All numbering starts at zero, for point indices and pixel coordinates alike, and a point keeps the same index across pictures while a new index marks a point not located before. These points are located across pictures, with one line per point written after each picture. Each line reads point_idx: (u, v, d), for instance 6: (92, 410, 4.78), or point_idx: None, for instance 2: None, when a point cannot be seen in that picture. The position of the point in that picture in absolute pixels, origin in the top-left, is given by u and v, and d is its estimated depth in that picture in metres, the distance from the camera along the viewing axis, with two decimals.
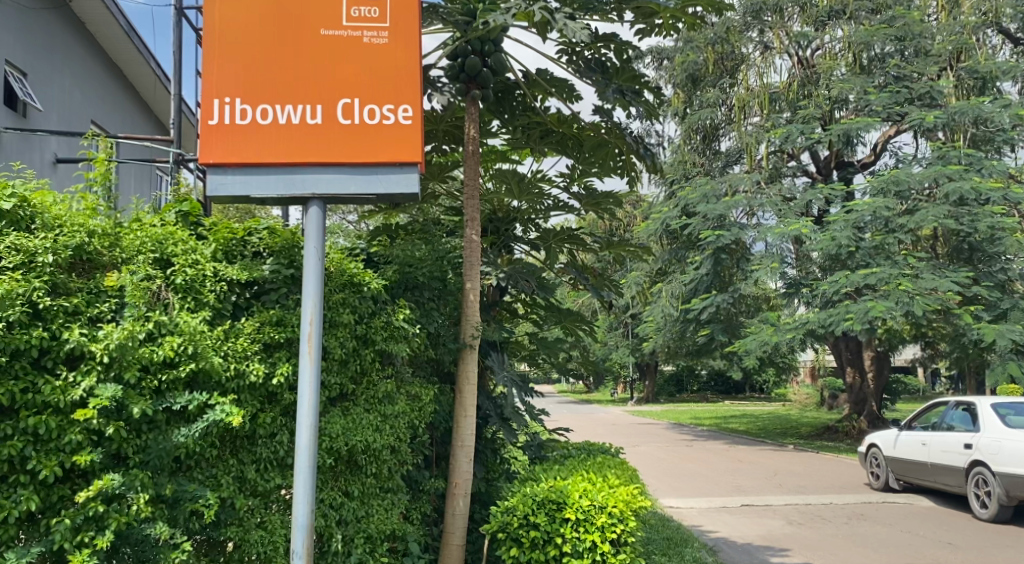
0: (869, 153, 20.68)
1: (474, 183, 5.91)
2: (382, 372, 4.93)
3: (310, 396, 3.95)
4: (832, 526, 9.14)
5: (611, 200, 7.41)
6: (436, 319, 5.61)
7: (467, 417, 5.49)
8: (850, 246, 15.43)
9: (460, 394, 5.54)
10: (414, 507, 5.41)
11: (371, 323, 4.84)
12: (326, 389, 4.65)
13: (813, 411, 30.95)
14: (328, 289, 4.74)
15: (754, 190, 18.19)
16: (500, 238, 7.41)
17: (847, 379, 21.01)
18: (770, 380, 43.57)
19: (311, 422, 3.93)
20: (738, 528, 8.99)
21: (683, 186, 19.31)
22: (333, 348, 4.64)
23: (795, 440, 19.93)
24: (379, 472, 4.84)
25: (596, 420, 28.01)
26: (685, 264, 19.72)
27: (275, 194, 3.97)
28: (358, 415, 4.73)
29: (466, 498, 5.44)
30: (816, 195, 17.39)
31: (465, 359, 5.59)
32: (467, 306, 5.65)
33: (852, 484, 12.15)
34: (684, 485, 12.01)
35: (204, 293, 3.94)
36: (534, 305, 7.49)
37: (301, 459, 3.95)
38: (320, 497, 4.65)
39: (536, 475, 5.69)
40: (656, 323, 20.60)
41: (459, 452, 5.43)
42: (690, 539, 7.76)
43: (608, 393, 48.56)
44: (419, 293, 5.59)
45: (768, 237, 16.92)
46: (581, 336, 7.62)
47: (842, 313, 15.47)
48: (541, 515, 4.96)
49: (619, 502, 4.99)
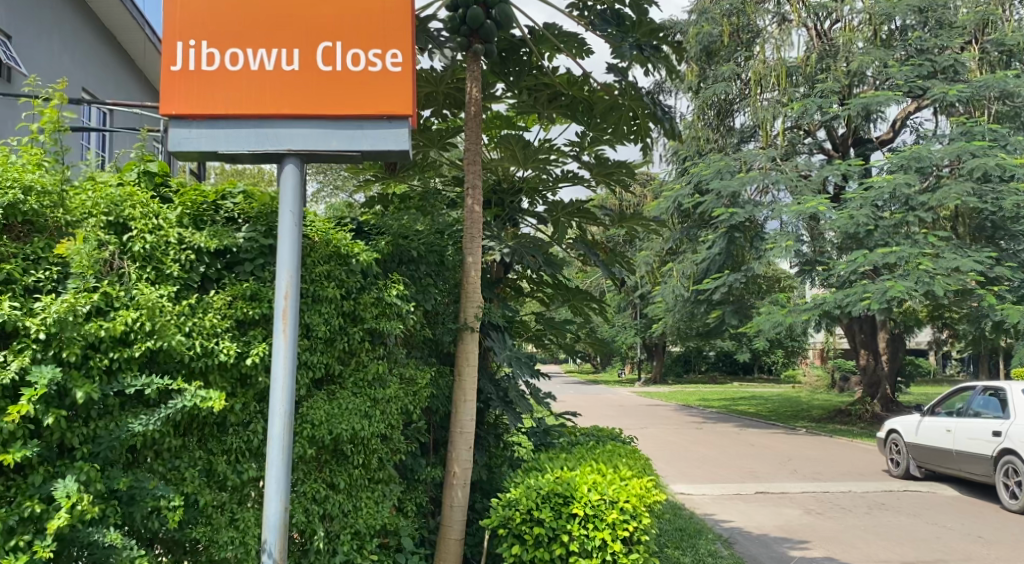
0: (887, 130, 20.08)
1: (475, 149, 5.42)
2: (373, 352, 4.48)
3: (286, 378, 3.52)
4: (852, 517, 8.69)
5: (624, 170, 6.89)
6: (432, 296, 5.15)
7: (467, 402, 5.05)
8: (869, 224, 14.92)
9: (460, 377, 5.11)
10: (408, 497, 5.00)
11: (360, 299, 4.38)
12: (309, 370, 4.20)
13: (823, 394, 30.54)
14: (312, 261, 4.24)
15: (770, 166, 17.62)
16: (504, 210, 6.93)
17: (861, 361, 20.53)
18: (779, 360, 43.13)
19: (283, 408, 3.49)
20: (754, 518, 8.56)
21: (696, 163, 18.73)
22: (316, 326, 4.18)
23: (807, 423, 19.51)
24: (369, 462, 4.42)
25: (604, 402, 27.68)
26: (697, 243, 19.20)
27: (247, 150, 3.51)
28: (344, 400, 4.27)
29: (465, 487, 5.03)
30: (833, 171, 16.81)
31: (464, 338, 5.13)
32: (467, 282, 5.19)
33: (870, 471, 11.72)
34: (696, 470, 11.60)
35: (166, 262, 3.51)
36: (540, 283, 7.00)
37: (273, 450, 3.50)
38: (301, 490, 4.22)
39: (542, 463, 5.26)
40: (667, 304, 20.12)
41: (458, 439, 5.02)
42: (704, 530, 7.36)
43: (616, 374, 48.22)
44: (415, 267, 5.13)
45: (783, 215, 16.38)
46: (590, 316, 7.18)
47: (859, 294, 14.91)
48: (546, 511, 4.52)
49: (633, 496, 4.56)
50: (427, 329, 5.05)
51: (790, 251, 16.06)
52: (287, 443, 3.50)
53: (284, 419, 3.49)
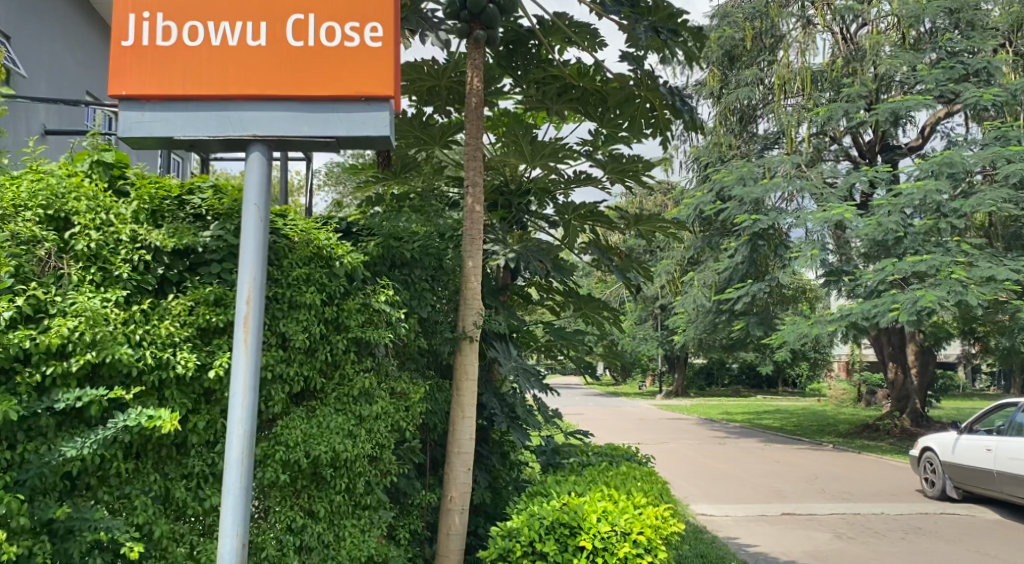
0: (917, 136, 19.44)
1: (475, 144, 5.00)
2: (359, 364, 4.06)
3: (246, 396, 3.11)
4: (886, 542, 8.11)
5: (640, 168, 6.43)
6: (428, 303, 4.72)
7: (465, 419, 4.64)
8: (899, 231, 14.36)
9: (457, 392, 4.69)
10: (400, 523, 4.57)
11: (343, 305, 3.95)
12: (285, 384, 3.77)
13: (850, 408, 29.71)
14: (290, 263, 3.82)
15: (794, 173, 17.08)
16: (512, 212, 6.50)
17: (889, 375, 19.79)
18: (803, 373, 42.29)
19: (242, 427, 3.09)
20: (780, 542, 8.03)
21: (717, 170, 18.20)
22: (294, 335, 3.73)
23: (834, 438, 18.86)
24: (353, 487, 3.99)
25: (622, 414, 27.10)
26: (719, 251, 18.69)
27: (206, 136, 3.14)
28: (325, 417, 3.85)
29: (463, 513, 4.61)
30: (860, 177, 16.19)
31: (463, 349, 4.71)
32: (466, 288, 4.78)
33: (903, 491, 11.11)
34: (719, 489, 11.06)
35: (114, 262, 3.14)
36: (550, 290, 6.60)
37: (230, 475, 3.09)
38: (276, 519, 3.78)
39: (548, 486, 4.81)
40: (688, 315, 19.58)
41: (456, 459, 4.61)
42: (726, 558, 6.89)
43: (636, 386, 47.53)
44: (410, 270, 4.71)
45: (808, 222, 15.81)
46: (603, 325, 6.75)
47: (887, 304, 14.25)
48: (551, 543, 4.05)
49: (647, 527, 4.08)
50: (422, 339, 4.63)
51: (816, 260, 15.44)
52: (245, 466, 3.09)
53: (243, 439, 3.08)
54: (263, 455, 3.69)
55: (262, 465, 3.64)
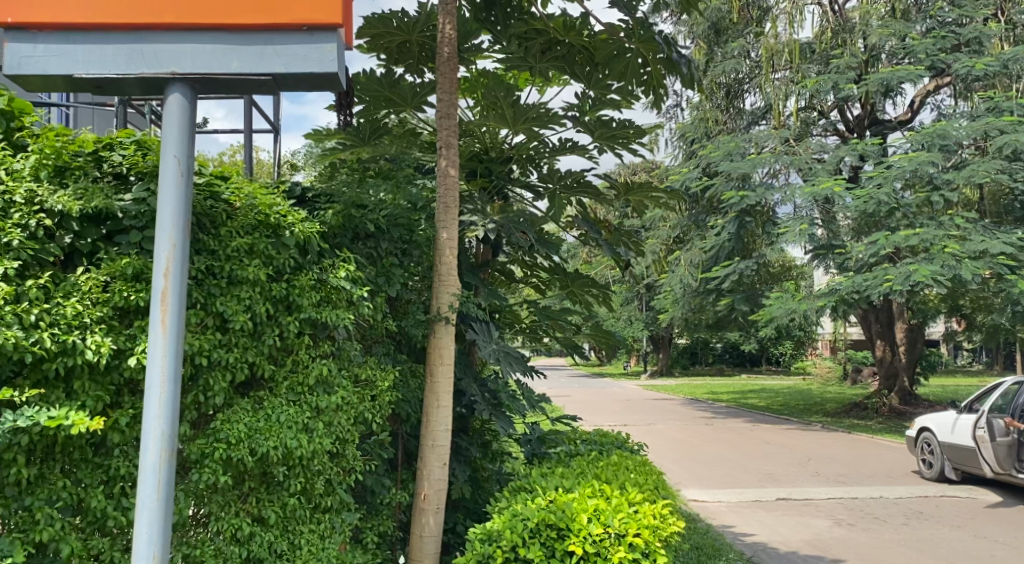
0: (905, 110, 19.05)
1: (449, 103, 4.47)
2: (315, 350, 3.56)
3: (163, 392, 2.73)
4: (889, 529, 7.74)
5: (630, 131, 5.94)
6: (397, 280, 4.18)
7: (440, 409, 4.16)
8: (891, 204, 13.92)
9: (431, 379, 4.19)
10: (366, 525, 4.11)
11: (295, 281, 3.43)
12: (226, 372, 3.22)
13: (835, 386, 29.64)
14: (229, 231, 3.28)
15: (782, 148, 16.62)
16: (492, 181, 6.00)
17: (877, 353, 19.51)
18: (787, 351, 42.20)
19: (160, 427, 2.71)
20: (777, 530, 7.64)
21: (704, 145, 17.69)
22: (233, 316, 3.20)
23: (821, 417, 18.60)
24: (311, 488, 3.51)
25: (607, 395, 26.78)
26: (706, 229, 18.28)
27: (116, 73, 2.88)
28: (275, 410, 3.34)
29: (438, 513, 4.16)
30: (849, 151, 15.80)
31: (436, 331, 4.20)
32: (440, 263, 4.26)
33: (898, 473, 10.78)
34: (709, 473, 10.70)
35: (4, 228, 2.75)
36: (534, 267, 6.14)
37: (146, 484, 2.71)
38: (216, 528, 3.26)
39: (532, 480, 4.34)
40: (674, 294, 19.18)
41: (430, 453, 4.13)
42: (723, 549, 6.52)
43: (620, 367, 47.27)
44: (376, 241, 4.17)
45: (797, 198, 15.39)
46: (590, 304, 6.27)
47: (879, 277, 13.81)
48: (536, 548, 3.58)
49: (644, 528, 3.61)
50: (390, 320, 4.14)
51: (805, 235, 15.01)
52: (162, 469, 2.72)
53: (159, 438, 2.70)
54: (199, 455, 3.17)
55: (198, 470, 3.12)
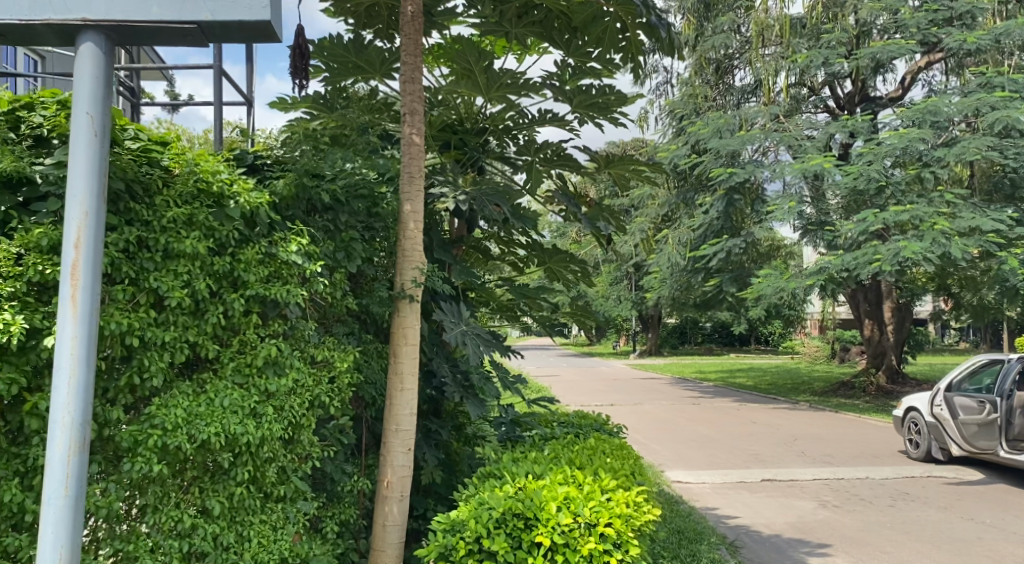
0: (896, 87, 18.80)
1: (414, 65, 4.17)
2: (264, 329, 3.31)
3: (72, 377, 2.51)
4: (875, 510, 7.59)
5: (611, 99, 5.67)
6: (358, 256, 3.91)
7: (404, 391, 3.93)
8: (880, 180, 13.73)
9: (395, 360, 3.95)
10: (326, 514, 3.91)
11: (240, 255, 3.18)
12: (164, 351, 2.98)
13: (823, 365, 29.62)
14: (164, 200, 3.01)
15: (772, 125, 16.38)
16: (466, 152, 5.71)
17: (865, 332, 19.32)
18: (776, 330, 42.20)
19: (68, 415, 2.51)
20: (760, 512, 7.49)
21: (693, 121, 17.42)
22: (169, 292, 2.95)
23: (809, 396, 18.50)
24: (262, 476, 3.29)
25: (595, 375, 26.68)
26: (694, 207, 18.08)
27: (21, 19, 2.63)
28: (219, 394, 3.10)
29: (402, 501, 3.95)
30: (839, 128, 15.48)
31: (399, 310, 3.98)
32: (404, 238, 4.02)
33: (885, 453, 10.66)
34: (694, 453, 10.55)
35: None
36: (511, 243, 5.88)
37: (51, 477, 2.51)
38: (152, 520, 3.03)
39: (502, 466, 4.12)
40: (661, 273, 19.00)
41: (393, 438, 3.92)
42: (704, 533, 6.36)
43: (610, 347, 47.24)
44: (335, 213, 3.89)
45: (786, 175, 15.17)
46: (570, 281, 6.04)
47: (868, 255, 13.60)
48: (501, 539, 3.35)
49: (616, 518, 3.41)
50: (351, 298, 3.90)
51: (794, 213, 14.80)
52: (71, 462, 2.52)
53: (67, 428, 2.50)
54: (131, 443, 2.90)
55: (128, 460, 2.88)
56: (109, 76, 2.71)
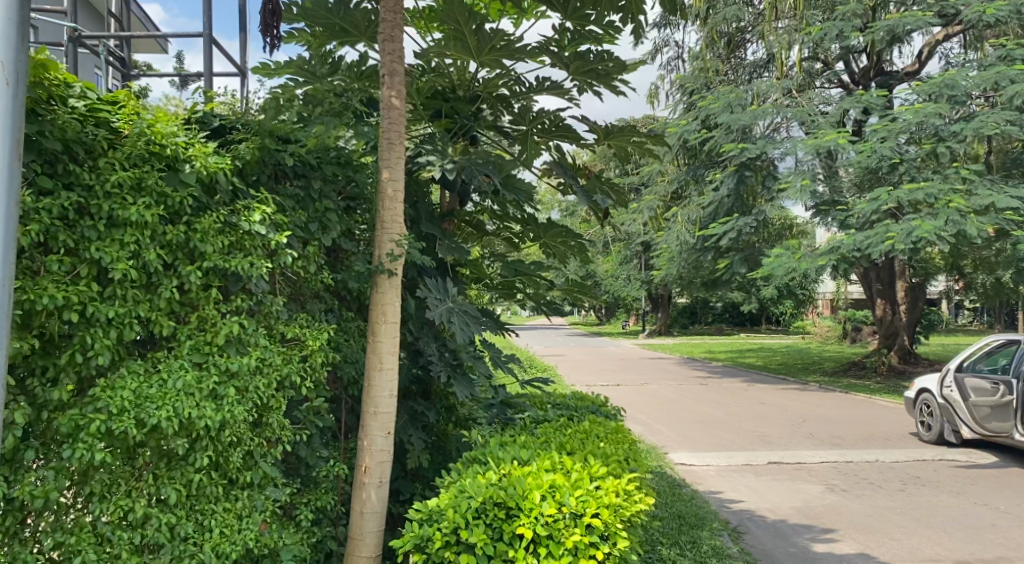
0: (913, 62, 18.30)
1: (394, 21, 3.88)
2: (225, 305, 3.07)
3: None
4: (885, 495, 7.34)
5: (610, 65, 5.36)
6: (334, 226, 3.66)
7: (383, 371, 3.70)
8: (894, 157, 13.38)
9: (373, 338, 3.72)
10: (301, 500, 3.68)
11: (196, 224, 2.93)
12: (110, 328, 2.74)
13: (834, 345, 29.25)
14: (109, 164, 2.75)
15: (784, 100, 15.98)
16: (456, 121, 5.38)
17: (877, 312, 18.91)
18: (787, 310, 41.79)
19: None
20: (766, 496, 7.26)
21: (704, 96, 17.04)
22: (113, 265, 2.71)
23: (819, 377, 18.21)
24: (224, 462, 3.08)
25: (604, 354, 26.46)
26: (704, 184, 17.75)
27: None
28: (173, 375, 2.86)
29: (381, 487, 3.73)
30: (853, 103, 15.00)
31: (378, 285, 3.74)
32: (382, 208, 3.78)
33: (896, 435, 10.39)
34: (699, 434, 10.33)
35: None
36: (505, 218, 5.61)
37: None
38: (98, 511, 2.79)
39: (487, 451, 3.90)
40: (670, 251, 18.70)
41: (371, 420, 3.70)
42: (706, 518, 6.13)
43: (619, 327, 47.05)
44: (307, 179, 3.62)
45: (799, 151, 14.80)
46: (568, 257, 5.76)
47: (881, 234, 13.24)
48: (480, 530, 3.13)
49: (604, 508, 3.18)
50: (327, 273, 3.65)
51: (807, 191, 14.42)
52: None
53: None
54: (71, 429, 2.67)
55: (68, 447, 2.64)
56: (21, 22, 2.32)
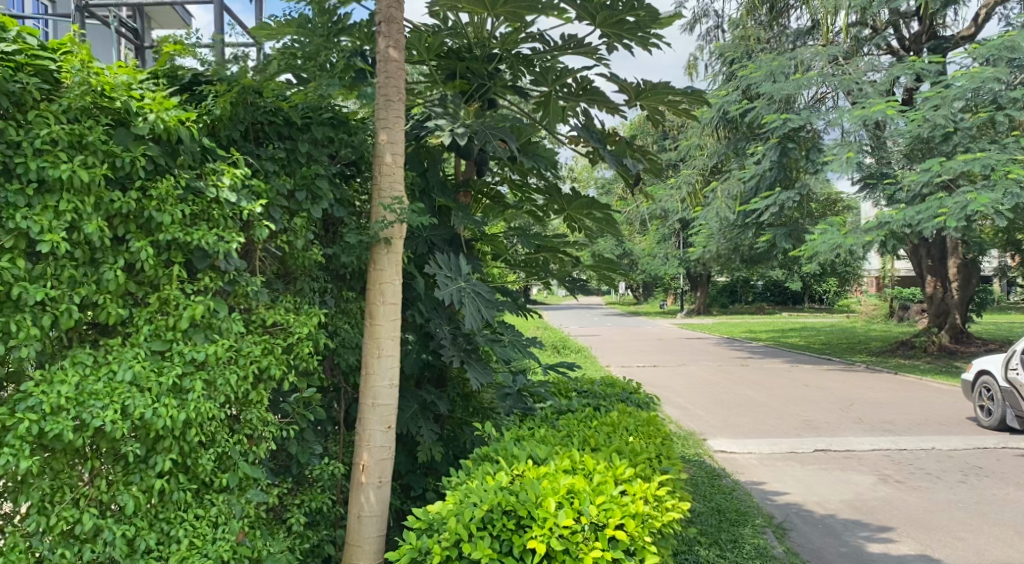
0: (968, 25, 17.22)
1: None
2: (189, 285, 2.68)
3: None
4: (944, 487, 6.76)
5: (640, 16, 4.82)
6: (326, 196, 3.23)
7: (381, 359, 3.29)
8: (948, 126, 12.53)
9: (371, 321, 3.31)
10: (292, 502, 3.30)
11: (151, 190, 2.54)
12: (44, 311, 2.35)
13: (880, 323, 28.28)
14: (41, 117, 2.35)
15: (830, 67, 15.14)
16: (472, 83, 4.85)
17: (927, 289, 18.01)
18: (831, 289, 40.77)
19: None
20: (813, 488, 6.74)
21: (745, 65, 16.24)
22: (43, 236, 2.31)
23: (865, 357, 17.47)
24: (190, 465, 2.72)
25: (640, 334, 25.87)
26: (745, 157, 17.02)
27: None
28: (124, 365, 2.48)
29: (381, 488, 3.33)
30: (904, 70, 14.12)
31: (376, 262, 3.34)
32: (379, 175, 3.35)
33: (952, 420, 9.74)
34: (740, 420, 9.79)
35: None
36: (525, 188, 5.12)
37: None
38: (36, 526, 2.42)
39: (500, 447, 3.47)
40: (709, 227, 18.01)
41: (369, 413, 3.30)
42: (748, 513, 5.66)
43: (656, 306, 46.33)
44: (293, 141, 3.19)
45: (845, 121, 13.99)
46: (594, 231, 5.27)
47: (933, 208, 12.43)
48: (486, 543, 2.71)
49: (630, 518, 2.74)
50: (318, 249, 3.24)
51: (853, 164, 13.64)
52: None
53: None
54: None
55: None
56: None
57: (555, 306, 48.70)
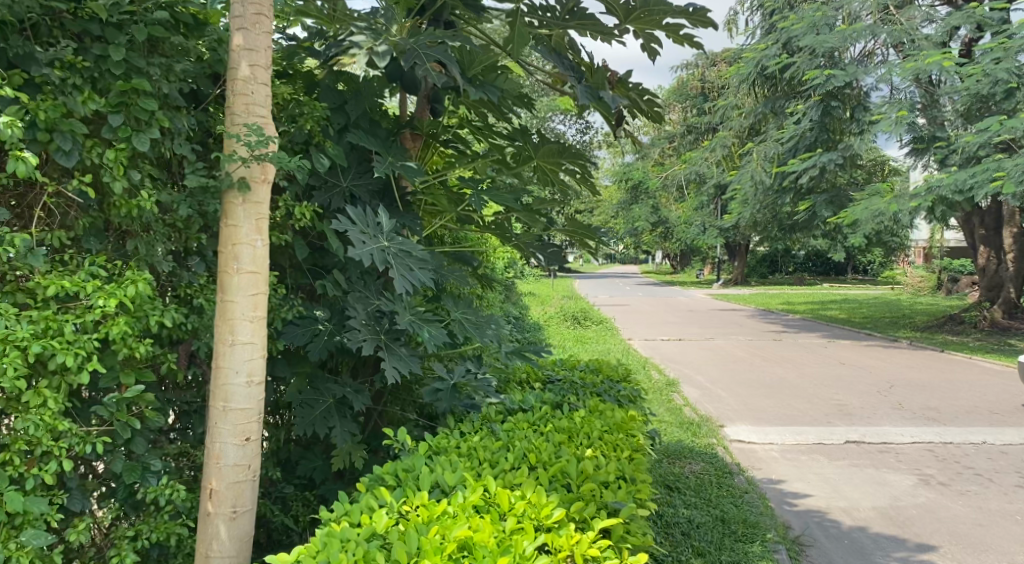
0: None
1: None
2: None
3: None
4: (998, 494, 5.73)
5: None
6: (149, 120, 2.36)
7: (233, 348, 2.40)
8: (1011, 81, 11.07)
9: (223, 295, 2.41)
10: (122, 533, 2.49)
11: None
12: None
13: (927, 296, 26.74)
14: None
15: (879, 16, 13.68)
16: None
17: (980, 260, 16.69)
18: (876, 257, 39.14)
19: None
20: (840, 490, 5.77)
21: (785, 16, 14.82)
22: None
23: (910, 332, 16.21)
24: None
25: (673, 305, 24.72)
26: (784, 117, 15.69)
27: None
28: None
29: (236, 520, 2.46)
30: (963, 19, 12.63)
31: (231, 211, 2.44)
32: (232, 93, 2.44)
33: (1006, 408, 8.61)
34: (766, 404, 8.78)
35: None
36: (486, 129, 4.12)
37: None
38: None
39: (404, 465, 2.58)
40: (743, 193, 16.73)
41: (221, 419, 2.42)
42: (758, 524, 4.71)
43: (693, 275, 45.00)
44: (104, 45, 2.31)
45: (894, 75, 12.61)
46: (571, 185, 4.30)
47: (990, 172, 11.09)
48: None
49: None
50: (146, 196, 2.38)
51: (903, 124, 12.25)
52: None
53: None
54: None
55: None
56: None
57: (589, 274, 47.58)
